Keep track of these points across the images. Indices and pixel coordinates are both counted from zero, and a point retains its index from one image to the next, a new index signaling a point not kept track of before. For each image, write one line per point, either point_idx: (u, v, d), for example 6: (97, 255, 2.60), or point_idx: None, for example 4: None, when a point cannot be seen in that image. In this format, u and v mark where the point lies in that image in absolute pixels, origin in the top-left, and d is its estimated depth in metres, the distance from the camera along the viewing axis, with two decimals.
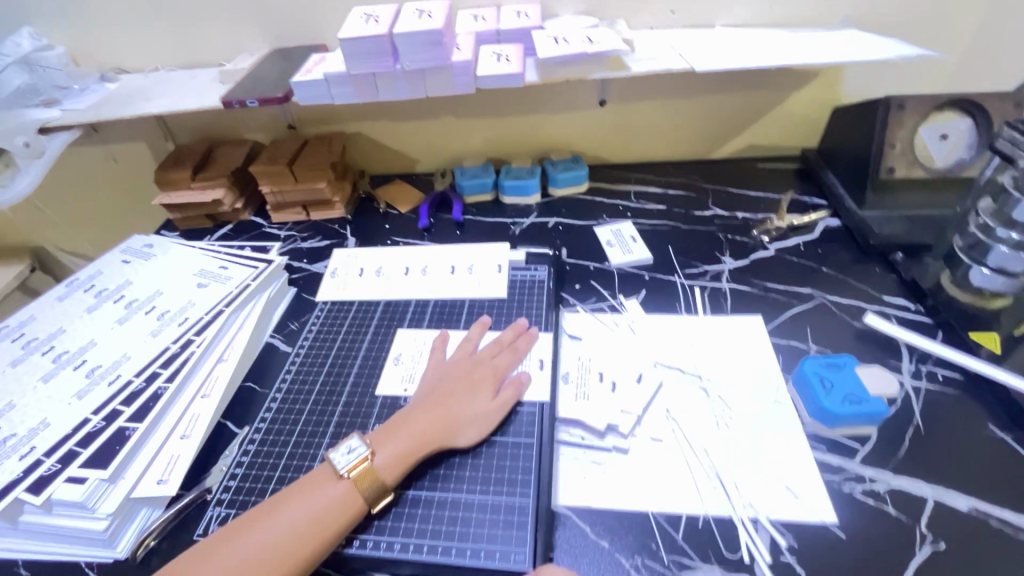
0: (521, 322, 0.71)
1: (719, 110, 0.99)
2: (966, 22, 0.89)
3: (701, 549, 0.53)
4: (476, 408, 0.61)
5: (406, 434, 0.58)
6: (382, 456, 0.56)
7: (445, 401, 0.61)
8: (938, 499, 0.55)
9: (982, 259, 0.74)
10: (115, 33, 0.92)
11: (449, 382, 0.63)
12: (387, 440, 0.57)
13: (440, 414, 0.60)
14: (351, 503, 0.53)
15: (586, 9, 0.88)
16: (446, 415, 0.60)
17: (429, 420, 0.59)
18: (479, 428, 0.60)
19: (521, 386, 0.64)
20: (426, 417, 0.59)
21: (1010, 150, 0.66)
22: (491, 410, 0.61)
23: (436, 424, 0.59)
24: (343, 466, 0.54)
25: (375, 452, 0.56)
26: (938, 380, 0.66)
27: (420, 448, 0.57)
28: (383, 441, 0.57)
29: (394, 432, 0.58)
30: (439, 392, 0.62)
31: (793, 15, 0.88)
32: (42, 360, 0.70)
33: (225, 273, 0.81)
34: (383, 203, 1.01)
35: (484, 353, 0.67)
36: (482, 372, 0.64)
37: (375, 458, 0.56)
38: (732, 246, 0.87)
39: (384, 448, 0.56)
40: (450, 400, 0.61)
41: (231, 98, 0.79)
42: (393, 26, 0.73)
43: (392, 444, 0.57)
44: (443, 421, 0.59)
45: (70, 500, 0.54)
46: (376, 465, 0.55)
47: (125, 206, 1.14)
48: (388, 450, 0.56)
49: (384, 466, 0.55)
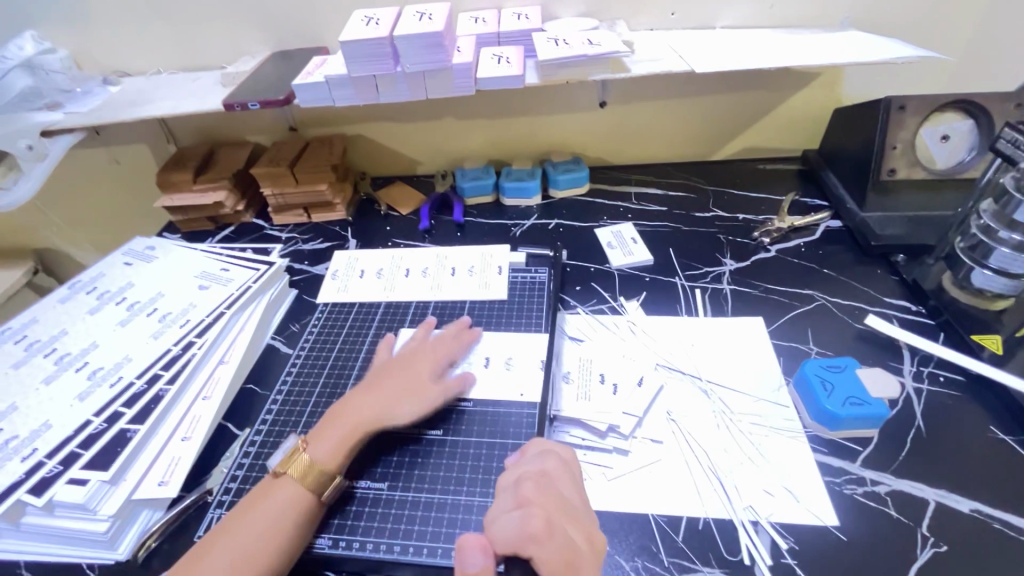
0: (464, 319, 0.73)
1: (720, 111, 0.99)
2: (967, 23, 0.88)
3: (702, 552, 0.52)
4: (414, 390, 0.62)
5: (343, 421, 0.58)
6: (321, 449, 0.56)
7: (383, 385, 0.62)
8: (940, 501, 0.55)
9: (983, 260, 0.71)
10: (117, 36, 0.92)
11: (388, 371, 0.64)
12: (324, 433, 0.58)
13: (376, 397, 0.61)
14: (300, 499, 0.53)
15: (587, 11, 0.88)
16: (382, 397, 0.61)
17: (366, 405, 0.60)
18: (418, 406, 0.61)
19: (466, 380, 0.65)
20: (361, 402, 0.60)
21: (1011, 151, 0.65)
22: (431, 391, 0.62)
23: (372, 407, 0.60)
24: (280, 466, 0.55)
25: (311, 447, 0.56)
26: (940, 382, 0.65)
27: (356, 432, 0.58)
28: (321, 433, 0.58)
29: (330, 424, 0.58)
30: (376, 380, 0.63)
31: (793, 17, 0.88)
32: (44, 362, 0.70)
33: (226, 275, 0.82)
34: (384, 204, 1.01)
35: (422, 344, 0.68)
36: (420, 359, 0.66)
37: (314, 452, 0.56)
38: (733, 248, 0.87)
39: (322, 439, 0.57)
40: (387, 386, 0.62)
41: (233, 101, 0.80)
42: (393, 28, 0.73)
43: (328, 436, 0.57)
44: (379, 403, 0.60)
45: (71, 502, 0.54)
46: (315, 458, 0.55)
47: (127, 208, 1.14)
48: (326, 441, 0.57)
49: (321, 457, 0.55)
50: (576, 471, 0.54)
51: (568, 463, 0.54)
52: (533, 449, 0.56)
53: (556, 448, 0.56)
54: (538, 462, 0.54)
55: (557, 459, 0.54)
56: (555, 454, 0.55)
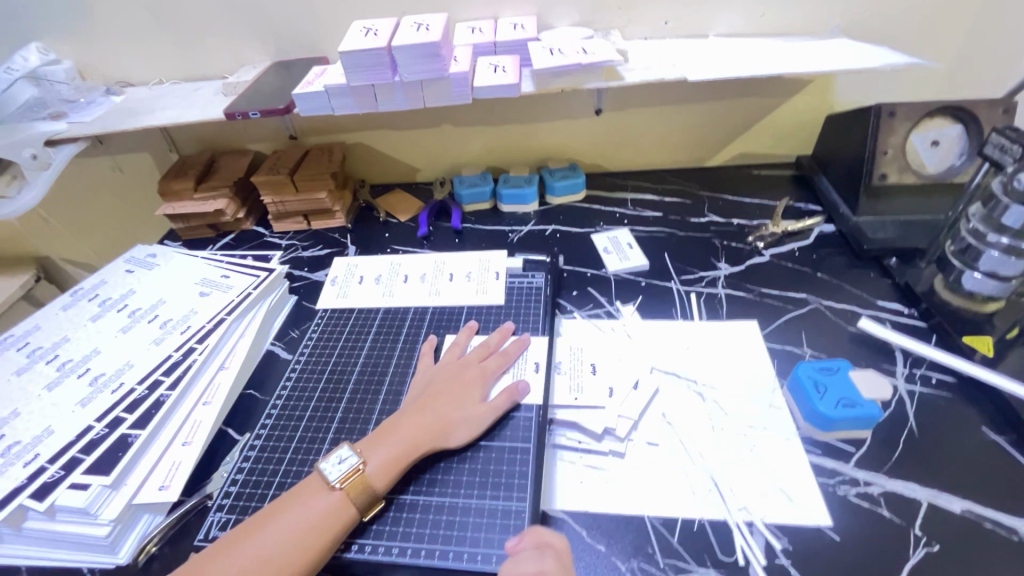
0: (509, 326, 0.74)
1: (715, 117, 1.00)
2: (955, 31, 0.90)
3: (696, 553, 0.53)
4: (466, 412, 0.62)
5: (397, 438, 0.58)
6: (374, 464, 0.56)
7: (435, 403, 0.62)
8: (933, 502, 0.55)
9: (973, 263, 0.71)
10: (121, 48, 0.94)
11: (439, 386, 0.64)
12: (377, 446, 0.58)
13: (430, 417, 0.60)
14: (342, 510, 0.53)
15: (582, 20, 0.90)
16: (438, 415, 0.61)
17: (422, 423, 0.60)
18: (470, 431, 0.61)
19: (517, 393, 0.64)
20: (416, 419, 0.60)
21: (998, 156, 0.67)
22: (482, 412, 0.62)
23: (429, 426, 0.60)
24: (335, 476, 0.55)
25: (366, 460, 0.56)
26: (932, 383, 0.66)
27: (412, 449, 0.58)
28: (374, 449, 0.58)
29: (384, 438, 0.59)
30: (429, 395, 0.63)
31: (784, 25, 0.90)
32: (46, 368, 0.71)
33: (227, 282, 0.83)
34: (382, 211, 1.03)
35: (472, 357, 0.68)
36: (471, 373, 0.66)
37: (368, 466, 0.56)
38: (728, 253, 0.88)
39: (374, 454, 0.57)
40: (441, 402, 0.62)
41: (234, 110, 0.81)
42: (391, 39, 0.75)
43: (381, 451, 0.57)
44: (434, 422, 0.60)
45: (72, 506, 0.55)
46: (367, 473, 0.55)
47: (129, 217, 1.15)
48: (379, 456, 0.57)
49: (375, 473, 0.56)
50: (568, 564, 0.50)
51: (563, 557, 0.50)
52: (531, 538, 0.51)
53: (550, 537, 0.51)
54: (534, 562, 0.49)
55: (554, 558, 0.49)
56: (552, 549, 0.50)
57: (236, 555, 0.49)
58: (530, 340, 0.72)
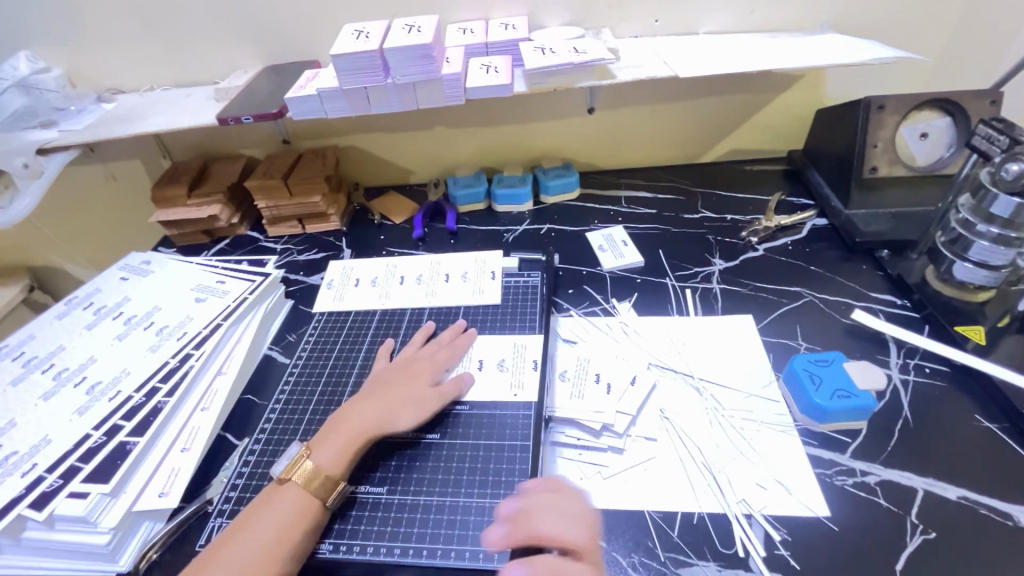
0: (459, 323, 0.76)
1: (707, 114, 1.01)
2: (942, 25, 0.91)
3: (697, 546, 0.53)
4: (415, 396, 0.63)
5: (343, 428, 0.59)
6: (324, 454, 0.57)
7: (382, 393, 0.63)
8: (928, 489, 0.56)
9: (963, 254, 0.73)
10: (112, 55, 0.93)
11: (386, 379, 0.65)
12: (327, 439, 0.58)
13: (377, 404, 0.61)
14: (302, 502, 0.54)
15: (573, 20, 0.90)
16: (382, 403, 0.62)
17: (366, 410, 0.61)
18: (418, 411, 0.62)
19: (463, 383, 0.66)
20: (365, 408, 0.61)
21: (985, 147, 0.67)
22: (430, 396, 0.63)
23: (374, 412, 0.60)
24: (285, 472, 0.56)
25: (316, 453, 0.57)
26: (926, 373, 0.67)
27: (361, 436, 0.59)
28: (323, 442, 0.58)
29: (332, 431, 0.59)
30: (376, 387, 0.64)
31: (774, 21, 0.91)
32: (42, 378, 0.70)
33: (222, 287, 0.82)
34: (377, 214, 1.03)
35: (421, 353, 0.70)
36: (418, 366, 0.67)
37: (318, 457, 0.57)
38: (722, 248, 0.88)
39: (324, 447, 0.58)
40: (387, 391, 0.63)
41: (227, 115, 0.81)
42: (383, 41, 0.75)
43: (329, 442, 0.58)
44: (380, 409, 0.61)
45: (72, 515, 0.55)
46: (319, 463, 0.56)
47: (122, 225, 1.15)
48: (329, 446, 0.58)
49: (327, 461, 0.56)
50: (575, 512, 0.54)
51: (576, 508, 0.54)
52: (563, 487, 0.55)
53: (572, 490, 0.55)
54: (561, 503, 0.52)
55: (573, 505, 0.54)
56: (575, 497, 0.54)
57: (209, 558, 0.50)
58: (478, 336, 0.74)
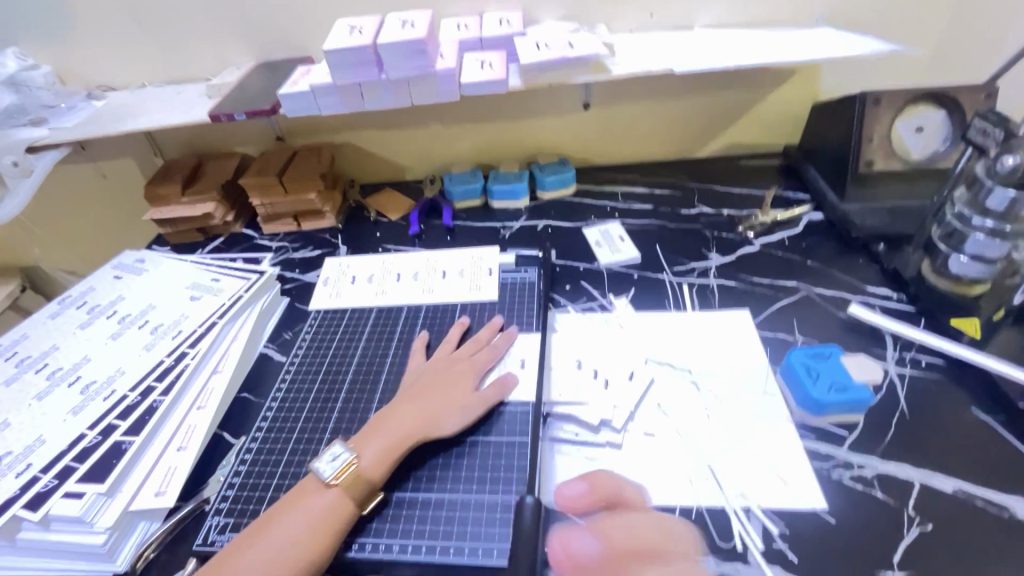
0: (498, 322, 0.74)
1: (702, 108, 1.01)
2: (937, 19, 0.91)
3: (695, 540, 0.53)
4: (460, 401, 0.62)
5: (389, 431, 0.58)
6: (367, 457, 0.56)
7: (427, 395, 0.62)
8: (925, 482, 0.56)
9: (959, 247, 0.72)
10: (102, 52, 0.92)
11: (430, 379, 0.64)
12: (369, 440, 0.58)
13: (423, 408, 0.61)
14: (342, 506, 0.53)
15: (568, 15, 0.90)
16: (427, 406, 0.61)
17: (414, 412, 0.60)
18: (462, 418, 0.61)
19: (507, 385, 0.65)
20: (409, 411, 0.60)
21: (981, 139, 0.67)
22: (475, 401, 0.63)
23: (419, 416, 0.60)
24: (329, 473, 0.54)
25: (360, 455, 0.56)
26: (922, 366, 0.67)
27: (406, 440, 0.58)
28: (366, 444, 0.57)
29: (375, 431, 0.59)
30: (421, 386, 0.63)
31: (769, 16, 0.90)
32: (36, 378, 0.70)
33: (218, 285, 0.82)
34: (373, 211, 1.02)
35: (463, 352, 0.69)
36: (462, 367, 0.66)
37: (361, 459, 0.56)
38: (719, 243, 0.89)
39: (367, 449, 0.57)
40: (433, 392, 0.62)
41: (219, 111, 0.80)
42: (377, 36, 0.74)
43: (373, 444, 0.57)
44: (426, 413, 0.60)
45: (68, 516, 0.54)
46: (362, 467, 0.55)
47: (115, 223, 1.14)
48: (373, 449, 0.57)
49: (370, 466, 0.55)
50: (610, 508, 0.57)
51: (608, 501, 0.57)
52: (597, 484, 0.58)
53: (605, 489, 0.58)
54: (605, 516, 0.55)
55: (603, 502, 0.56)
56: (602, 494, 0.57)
57: (239, 554, 0.50)
58: (517, 336, 0.73)
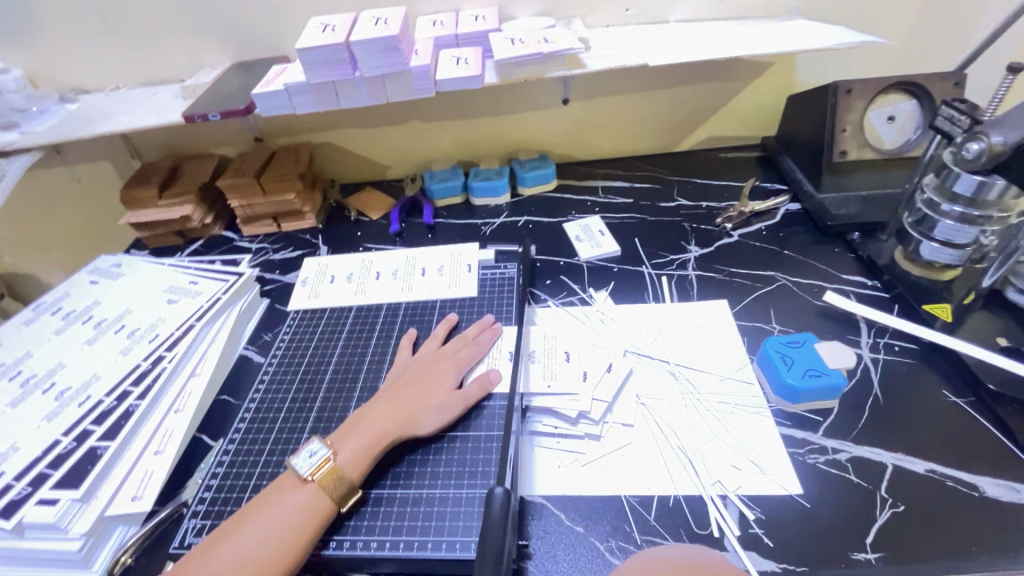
0: (487, 318, 0.74)
1: (680, 102, 1.01)
2: (907, 9, 0.92)
3: (673, 528, 0.54)
4: (439, 398, 0.62)
5: (366, 428, 0.58)
6: (345, 454, 0.56)
7: (407, 392, 0.62)
8: (897, 464, 0.57)
9: (929, 233, 0.73)
10: (74, 54, 0.91)
11: (412, 375, 0.65)
12: (348, 438, 0.58)
13: (402, 405, 0.61)
14: (319, 503, 0.53)
15: (544, 10, 0.90)
16: (406, 404, 0.61)
17: (393, 409, 0.60)
18: (440, 416, 0.61)
19: (489, 382, 0.65)
20: (388, 408, 0.60)
21: (948, 127, 0.68)
22: (455, 399, 0.62)
23: (396, 414, 0.60)
24: (306, 469, 0.54)
25: (337, 452, 0.56)
26: (896, 351, 0.68)
27: (382, 437, 0.58)
28: (344, 441, 0.57)
29: (354, 428, 0.59)
30: (402, 383, 0.64)
31: (743, 8, 0.91)
32: (9, 385, 0.69)
33: (195, 287, 0.81)
34: (354, 210, 1.02)
35: (448, 348, 0.69)
36: (445, 363, 0.66)
37: (339, 456, 0.56)
38: (698, 235, 0.89)
39: (345, 446, 0.57)
40: (413, 389, 0.62)
41: (193, 112, 0.79)
42: (350, 34, 0.74)
43: (352, 441, 0.57)
44: (405, 411, 0.60)
45: (41, 522, 0.53)
46: (339, 463, 0.55)
47: (93, 227, 1.13)
48: (350, 447, 0.57)
49: (347, 463, 0.55)
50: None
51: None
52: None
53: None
54: None
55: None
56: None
57: (213, 554, 0.49)
58: (501, 329, 0.73)
